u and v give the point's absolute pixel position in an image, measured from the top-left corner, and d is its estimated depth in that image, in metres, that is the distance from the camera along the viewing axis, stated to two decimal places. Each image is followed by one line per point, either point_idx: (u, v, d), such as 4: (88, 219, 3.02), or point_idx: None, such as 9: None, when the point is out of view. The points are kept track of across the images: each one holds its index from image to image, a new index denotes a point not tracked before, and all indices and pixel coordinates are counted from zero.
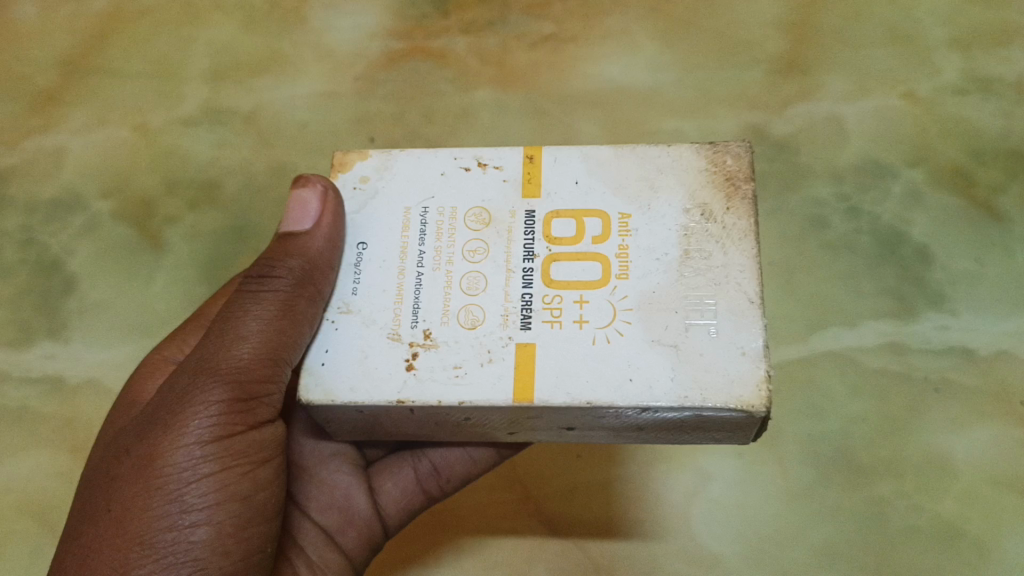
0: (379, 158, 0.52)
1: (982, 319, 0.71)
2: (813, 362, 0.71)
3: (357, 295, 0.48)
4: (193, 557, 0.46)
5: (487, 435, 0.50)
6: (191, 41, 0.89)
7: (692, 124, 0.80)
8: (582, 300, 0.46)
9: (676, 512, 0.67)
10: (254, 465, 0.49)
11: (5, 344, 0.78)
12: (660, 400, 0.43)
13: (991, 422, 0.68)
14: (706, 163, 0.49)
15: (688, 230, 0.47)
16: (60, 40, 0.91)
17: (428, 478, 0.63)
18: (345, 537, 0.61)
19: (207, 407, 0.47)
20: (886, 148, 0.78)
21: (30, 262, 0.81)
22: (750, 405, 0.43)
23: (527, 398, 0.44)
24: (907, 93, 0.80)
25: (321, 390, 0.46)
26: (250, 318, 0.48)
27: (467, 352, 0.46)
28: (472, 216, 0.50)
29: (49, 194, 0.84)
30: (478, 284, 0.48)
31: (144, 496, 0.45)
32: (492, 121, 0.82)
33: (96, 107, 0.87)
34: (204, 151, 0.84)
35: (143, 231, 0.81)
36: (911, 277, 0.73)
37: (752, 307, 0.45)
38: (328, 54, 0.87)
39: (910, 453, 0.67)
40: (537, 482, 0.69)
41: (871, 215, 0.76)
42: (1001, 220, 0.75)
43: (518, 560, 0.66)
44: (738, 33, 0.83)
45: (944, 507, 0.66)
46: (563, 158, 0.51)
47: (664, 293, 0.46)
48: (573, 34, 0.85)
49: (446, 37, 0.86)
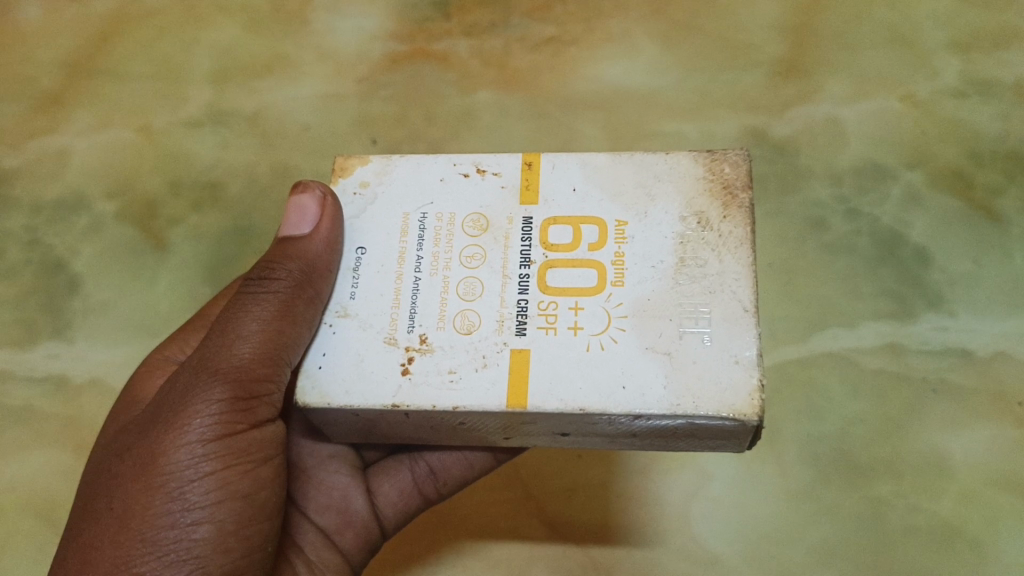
0: (379, 163, 0.53)
1: (980, 320, 0.72)
2: (811, 363, 0.71)
3: (355, 299, 0.49)
4: (195, 555, 0.46)
5: (483, 439, 0.50)
6: (195, 43, 0.90)
7: (693, 126, 0.80)
8: (577, 306, 0.47)
9: (675, 512, 0.68)
10: (255, 464, 0.49)
11: (9, 344, 0.78)
12: (652, 407, 0.44)
13: (989, 422, 0.69)
14: (704, 171, 0.50)
15: (684, 238, 0.48)
16: (63, 41, 0.91)
17: (425, 480, 0.64)
18: (344, 537, 0.62)
19: (208, 407, 0.47)
20: (885, 150, 0.79)
21: (35, 262, 0.82)
22: (742, 414, 0.43)
23: (521, 402, 0.45)
24: (906, 96, 0.80)
25: (318, 395, 0.46)
26: (249, 319, 0.49)
27: (462, 358, 0.46)
28: (469, 222, 0.50)
29: (53, 194, 0.85)
30: (474, 290, 0.48)
31: (147, 495, 0.46)
32: (494, 123, 0.82)
33: (100, 108, 0.88)
34: (208, 152, 0.85)
35: (147, 231, 0.82)
36: (910, 279, 0.74)
37: (746, 315, 0.45)
38: (331, 56, 0.87)
39: (908, 453, 0.68)
40: (537, 482, 0.70)
41: (870, 217, 0.77)
42: (999, 222, 0.75)
43: (517, 559, 0.67)
44: (738, 35, 0.84)
45: (942, 507, 0.66)
46: (561, 164, 0.51)
47: (659, 300, 0.46)
48: (574, 37, 0.86)
49: (448, 39, 0.87)
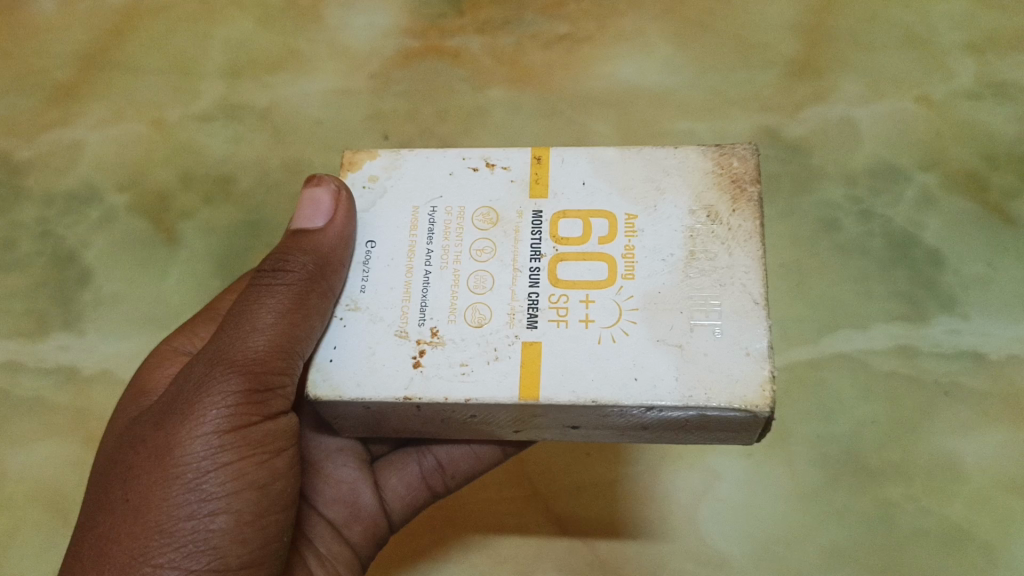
0: (388, 158, 0.53)
1: (994, 324, 0.71)
2: (822, 363, 0.71)
3: (365, 292, 0.49)
4: (211, 546, 0.46)
5: (493, 433, 0.50)
6: (208, 37, 0.90)
7: (706, 125, 0.80)
8: (587, 300, 0.47)
9: (684, 511, 0.68)
10: (270, 455, 0.49)
11: (20, 334, 0.78)
12: (664, 399, 0.44)
13: (1002, 426, 0.68)
14: (712, 166, 0.50)
15: (693, 232, 0.48)
16: (77, 34, 0.92)
17: (432, 473, 0.64)
18: (352, 530, 0.62)
19: (223, 399, 0.47)
20: (897, 152, 0.78)
21: (46, 254, 0.82)
22: (754, 406, 0.43)
23: (533, 395, 0.45)
24: (921, 97, 0.80)
25: (328, 386, 0.46)
26: (263, 310, 0.48)
27: (473, 351, 0.46)
28: (479, 216, 0.50)
29: (66, 186, 0.85)
30: (485, 283, 0.48)
31: (162, 487, 0.46)
32: (506, 120, 0.82)
33: (114, 101, 0.88)
34: (219, 146, 0.85)
35: (158, 224, 0.82)
36: (923, 281, 0.74)
37: (756, 308, 0.45)
38: (344, 52, 0.87)
39: (919, 455, 0.68)
40: (546, 480, 0.70)
41: (883, 218, 0.76)
42: (1012, 224, 0.75)
43: (524, 557, 0.67)
44: (752, 35, 0.84)
45: (953, 510, 0.66)
46: (570, 159, 0.51)
47: (669, 294, 0.46)
48: (587, 35, 0.85)
49: (460, 36, 0.87)
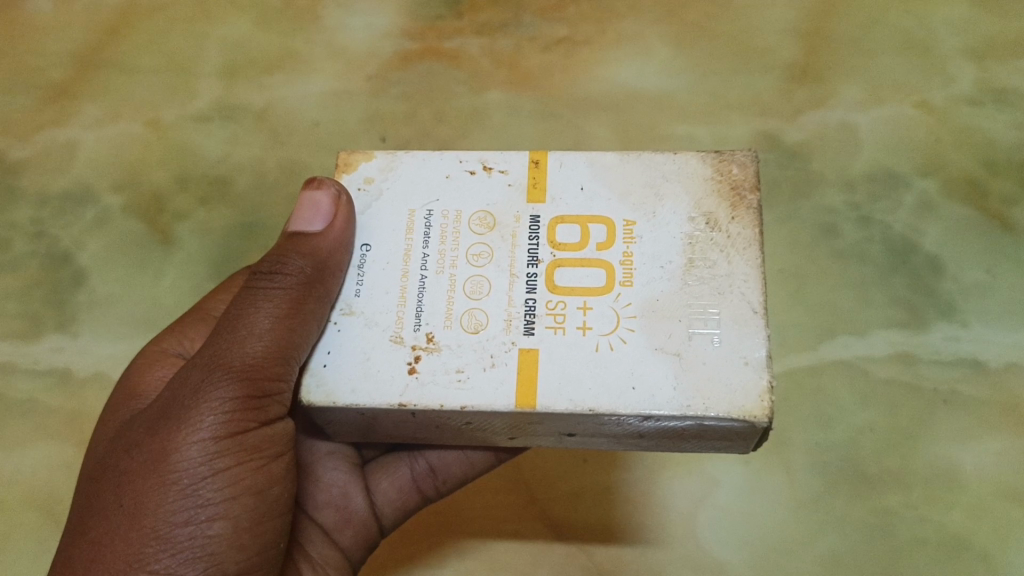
0: (384, 159, 0.52)
1: (994, 331, 0.71)
2: (822, 370, 0.71)
3: (360, 296, 0.48)
4: (209, 552, 0.46)
5: (488, 439, 0.50)
6: (205, 38, 0.89)
7: (705, 130, 0.80)
8: (585, 306, 0.46)
9: (681, 518, 0.67)
10: (267, 460, 0.49)
11: (14, 335, 0.78)
12: (662, 408, 0.43)
13: (1002, 435, 0.68)
14: (711, 172, 0.49)
15: (693, 239, 0.47)
16: (74, 33, 0.91)
17: (424, 477, 0.63)
18: (342, 535, 0.61)
19: (220, 404, 0.46)
20: (897, 157, 0.78)
21: (40, 254, 0.81)
22: (752, 416, 0.43)
23: (529, 403, 0.44)
24: (921, 102, 0.80)
25: (322, 392, 0.46)
26: (260, 314, 0.48)
27: (470, 357, 0.46)
28: (476, 219, 0.50)
29: (62, 186, 0.84)
30: (481, 288, 0.48)
31: (158, 492, 0.45)
32: (505, 122, 0.82)
33: (110, 101, 0.87)
34: (216, 148, 0.84)
35: (154, 225, 0.82)
36: (922, 287, 0.73)
37: (755, 317, 0.45)
38: (341, 53, 0.87)
39: (919, 463, 0.67)
40: (542, 484, 0.69)
41: (882, 224, 0.76)
42: (1012, 231, 0.75)
43: (521, 563, 0.67)
44: (751, 39, 0.83)
45: (951, 519, 0.66)
46: (569, 163, 0.51)
47: (668, 301, 0.46)
48: (587, 37, 0.85)
49: (459, 38, 0.86)
